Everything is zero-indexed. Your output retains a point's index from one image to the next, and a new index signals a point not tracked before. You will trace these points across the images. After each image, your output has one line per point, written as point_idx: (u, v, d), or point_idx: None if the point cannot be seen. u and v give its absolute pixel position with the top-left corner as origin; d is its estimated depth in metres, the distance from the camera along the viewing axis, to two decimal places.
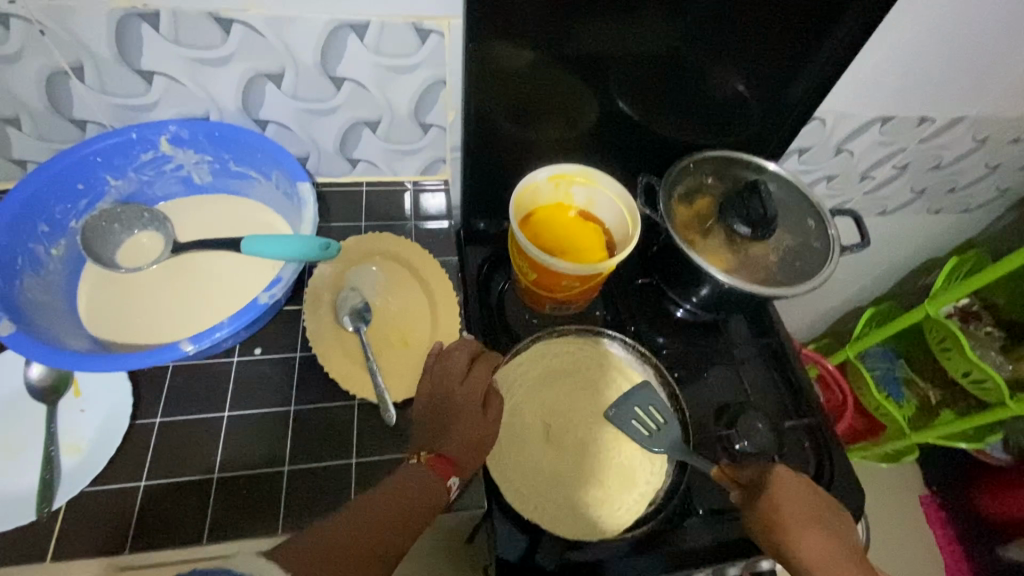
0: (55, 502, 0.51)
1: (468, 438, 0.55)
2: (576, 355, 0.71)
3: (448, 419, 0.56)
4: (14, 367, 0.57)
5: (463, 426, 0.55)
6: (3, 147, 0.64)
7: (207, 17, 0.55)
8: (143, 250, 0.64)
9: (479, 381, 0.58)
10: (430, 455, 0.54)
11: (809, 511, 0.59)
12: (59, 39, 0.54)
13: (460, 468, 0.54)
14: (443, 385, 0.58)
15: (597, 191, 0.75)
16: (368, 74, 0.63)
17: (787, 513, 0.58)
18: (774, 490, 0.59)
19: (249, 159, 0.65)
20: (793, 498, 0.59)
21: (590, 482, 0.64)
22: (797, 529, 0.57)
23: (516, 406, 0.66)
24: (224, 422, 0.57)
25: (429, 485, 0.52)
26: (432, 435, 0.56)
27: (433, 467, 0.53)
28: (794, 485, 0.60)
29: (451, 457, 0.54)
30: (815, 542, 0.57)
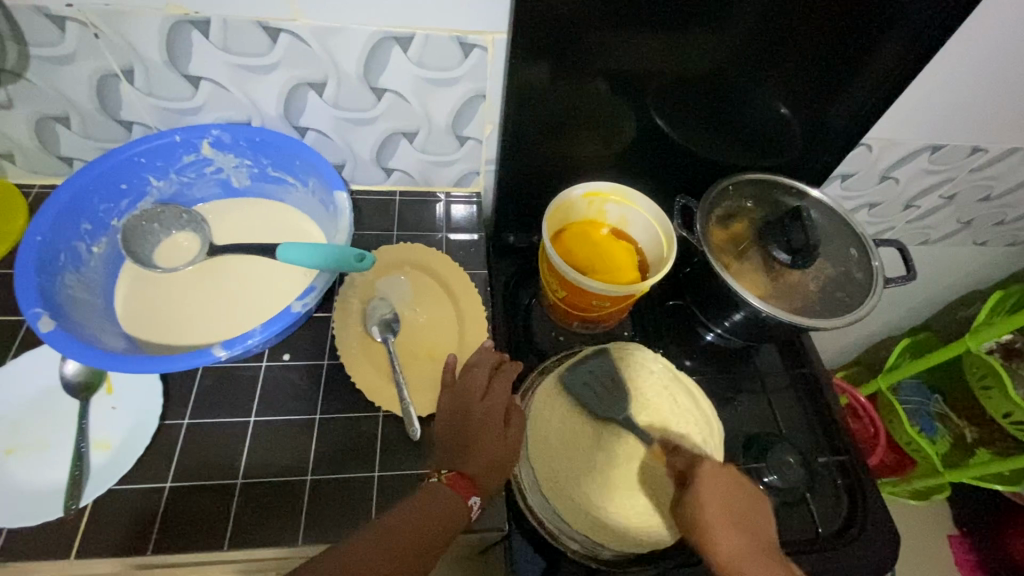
0: (83, 498, 0.51)
1: (491, 457, 0.54)
2: (626, 362, 0.69)
3: (474, 437, 0.55)
4: (51, 361, 0.58)
5: (490, 444, 0.55)
6: (52, 145, 0.66)
7: (255, 25, 0.55)
8: (181, 251, 0.65)
9: (502, 399, 0.58)
10: (450, 474, 0.53)
11: (730, 506, 0.55)
12: (111, 43, 0.55)
13: (482, 488, 0.53)
14: (467, 401, 0.57)
15: (631, 210, 0.73)
16: (408, 85, 0.63)
17: (701, 506, 0.54)
18: (699, 486, 0.56)
19: (287, 165, 0.66)
20: (715, 493, 0.55)
21: (640, 491, 0.61)
22: (716, 527, 0.53)
23: (561, 417, 0.65)
24: (249, 427, 0.57)
25: (451, 506, 0.50)
26: (455, 452, 0.54)
27: (453, 485, 0.52)
28: (720, 482, 0.56)
29: (474, 477, 0.53)
30: (732, 542, 0.52)
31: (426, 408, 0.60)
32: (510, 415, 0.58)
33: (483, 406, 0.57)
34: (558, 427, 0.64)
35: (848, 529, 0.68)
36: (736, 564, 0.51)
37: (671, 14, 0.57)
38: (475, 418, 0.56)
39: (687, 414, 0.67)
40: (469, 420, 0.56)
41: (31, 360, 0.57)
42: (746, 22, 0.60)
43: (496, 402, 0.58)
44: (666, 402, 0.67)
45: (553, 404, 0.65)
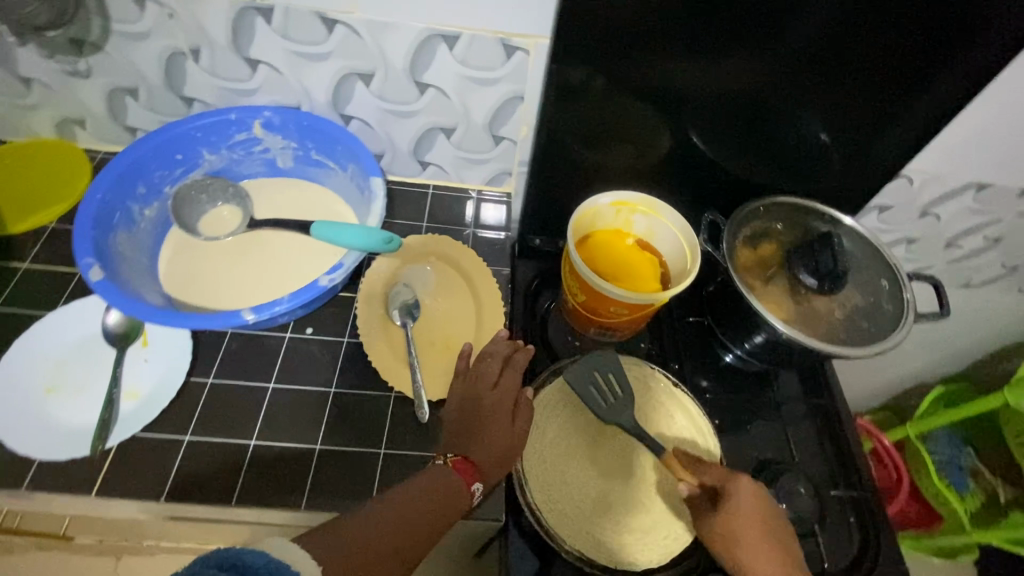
0: (109, 441, 0.54)
1: (496, 445, 0.55)
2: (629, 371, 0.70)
3: (483, 424, 0.56)
4: (97, 312, 0.62)
5: (497, 434, 0.55)
6: (119, 114, 0.71)
7: (315, 16, 0.59)
8: (223, 222, 0.69)
9: (509, 390, 0.58)
10: (455, 458, 0.54)
11: (764, 527, 0.57)
12: (183, 24, 0.60)
13: (486, 476, 0.54)
14: (476, 391, 0.58)
15: (658, 222, 0.74)
16: (451, 83, 0.65)
17: (739, 532, 0.56)
18: (738, 505, 0.57)
19: (329, 150, 0.69)
20: (753, 511, 0.57)
21: (634, 511, 0.61)
22: (757, 547, 0.55)
23: (604, 385, 0.65)
24: (268, 392, 0.60)
25: (454, 490, 0.51)
26: (462, 439, 0.56)
27: (457, 469, 0.53)
28: (754, 499, 0.58)
29: (478, 464, 0.53)
30: (769, 560, 0.55)
31: (439, 393, 0.61)
32: (519, 406, 0.59)
33: (493, 395, 0.58)
34: (599, 393, 0.64)
35: (856, 570, 0.66)
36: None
37: (716, 30, 0.58)
38: (485, 405, 0.57)
39: (682, 429, 0.67)
40: (478, 407, 0.57)
41: (77, 309, 0.61)
42: (792, 44, 0.60)
43: (505, 392, 0.58)
44: (668, 420, 0.67)
45: (597, 368, 0.66)
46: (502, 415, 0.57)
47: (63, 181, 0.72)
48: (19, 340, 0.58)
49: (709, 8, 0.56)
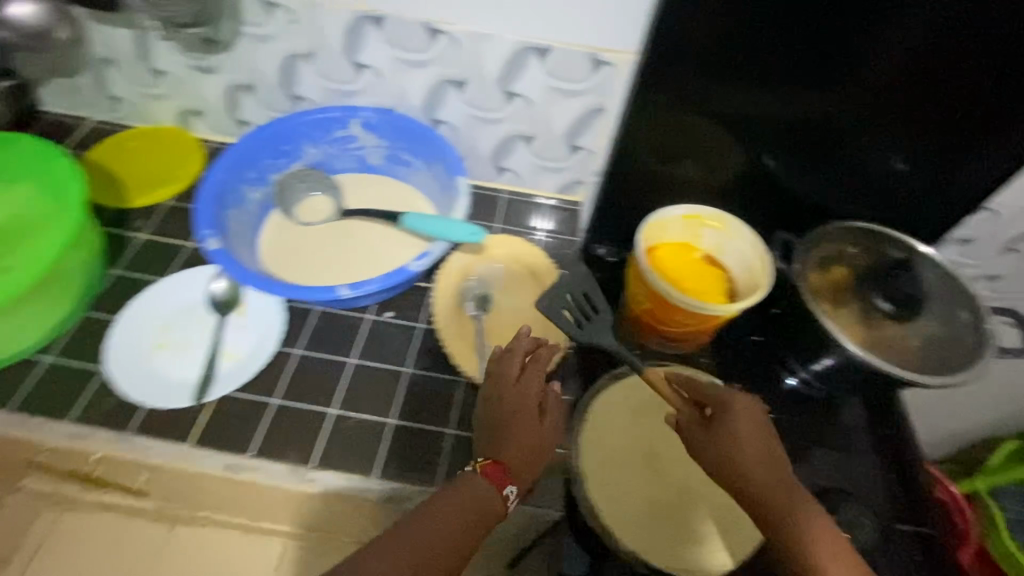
0: (208, 397, 0.60)
1: (526, 447, 0.55)
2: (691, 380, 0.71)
3: (510, 426, 0.57)
4: (200, 281, 0.67)
5: (525, 433, 0.56)
6: (233, 108, 0.79)
7: (422, 27, 0.64)
8: (316, 210, 0.75)
9: (533, 384, 0.59)
10: (486, 461, 0.54)
11: (763, 441, 0.56)
12: (305, 29, 0.67)
13: (519, 477, 0.54)
14: (500, 388, 0.58)
15: (728, 237, 0.75)
16: (538, 93, 0.69)
17: (737, 445, 0.55)
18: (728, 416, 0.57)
19: (419, 150, 0.75)
20: (746, 425, 0.56)
21: (692, 519, 0.60)
22: (749, 460, 0.54)
23: (577, 305, 0.65)
24: (348, 367, 0.64)
25: (486, 497, 0.52)
26: (493, 441, 0.56)
27: (488, 474, 0.53)
28: (751, 417, 0.57)
29: (508, 466, 0.54)
30: (763, 474, 0.54)
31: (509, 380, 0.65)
32: (544, 405, 0.59)
33: (514, 392, 0.58)
34: (571, 314, 0.65)
35: None
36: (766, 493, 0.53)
37: (804, 53, 0.61)
38: (511, 408, 0.58)
39: None
40: (503, 410, 0.58)
41: (183, 278, 0.67)
42: (880, 67, 0.62)
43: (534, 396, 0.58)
44: None
45: (569, 288, 0.66)
46: (529, 419, 0.57)
47: (176, 164, 0.80)
48: (133, 302, 0.65)
49: (795, 31, 0.59)
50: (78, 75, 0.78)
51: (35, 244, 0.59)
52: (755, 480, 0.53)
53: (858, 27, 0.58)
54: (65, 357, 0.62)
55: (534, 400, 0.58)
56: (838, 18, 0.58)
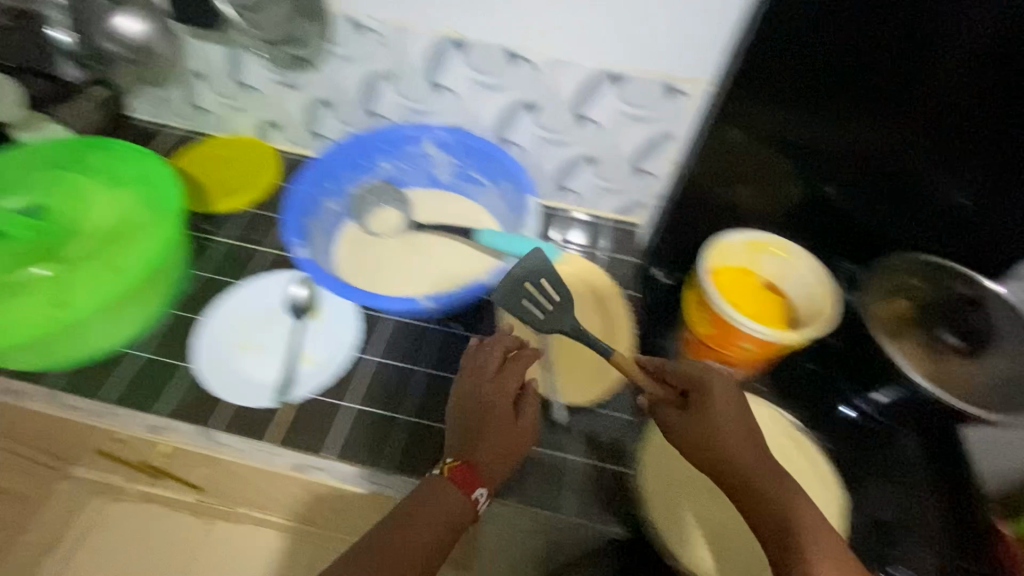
0: (293, 397, 0.63)
1: (500, 449, 0.55)
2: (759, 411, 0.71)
3: (480, 425, 0.56)
4: (279, 287, 0.70)
5: (499, 435, 0.55)
6: (312, 122, 0.83)
7: (504, 53, 0.67)
8: (387, 221, 0.79)
9: (508, 384, 0.58)
10: (454, 466, 0.54)
11: (744, 426, 0.55)
12: (391, 52, 0.70)
13: (486, 478, 0.55)
14: (477, 388, 0.58)
15: (788, 264, 0.76)
16: (609, 118, 0.71)
17: (720, 433, 0.54)
18: (709, 407, 0.55)
19: (489, 169, 0.78)
20: (728, 416, 0.54)
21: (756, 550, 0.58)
22: (735, 451, 0.53)
23: (540, 299, 0.61)
24: (416, 375, 0.66)
25: (455, 500, 0.53)
26: (466, 443, 0.55)
27: (457, 479, 0.53)
28: (730, 407, 0.55)
29: (478, 468, 0.54)
30: (749, 463, 0.53)
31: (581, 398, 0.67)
32: (520, 404, 0.58)
33: (491, 387, 0.57)
34: (534, 308, 0.61)
35: None
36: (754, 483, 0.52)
37: (874, 81, 0.61)
38: (482, 405, 0.57)
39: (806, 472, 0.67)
40: (472, 407, 0.57)
41: (261, 284, 0.70)
42: (952, 103, 0.61)
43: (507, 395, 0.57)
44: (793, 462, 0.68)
45: (529, 279, 0.62)
46: (503, 422, 0.56)
47: (255, 172, 0.84)
48: (218, 304, 0.68)
49: (868, 62, 0.59)
50: (169, 87, 0.83)
51: (134, 244, 0.62)
52: (742, 469, 0.53)
53: (931, 60, 0.58)
54: (155, 354, 0.65)
55: (509, 400, 0.57)
56: (912, 51, 0.58)
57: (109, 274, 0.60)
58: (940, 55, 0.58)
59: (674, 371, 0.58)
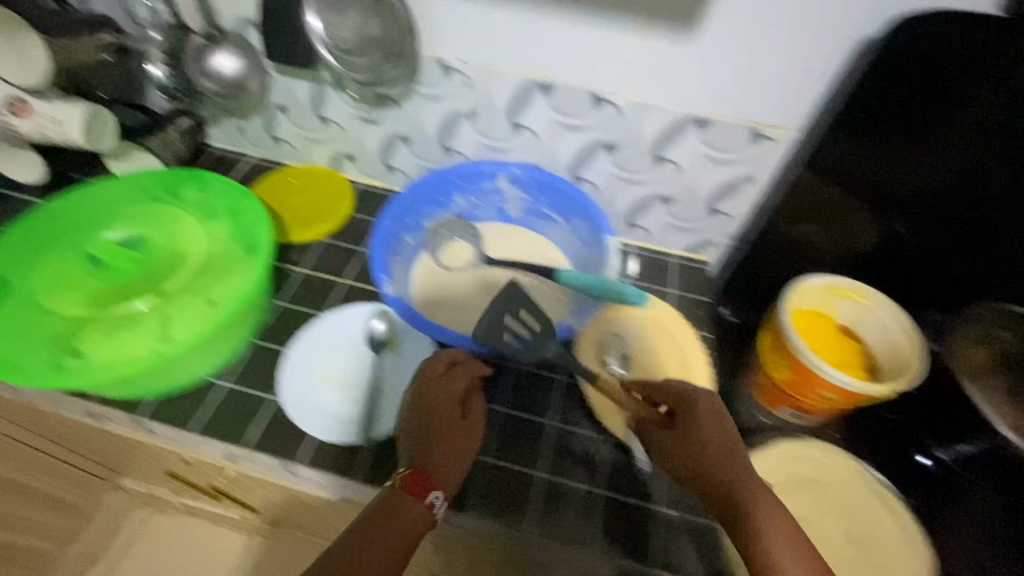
0: (373, 434, 0.63)
1: (450, 452, 0.56)
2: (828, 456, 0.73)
3: (432, 431, 0.57)
4: (359, 320, 0.72)
5: (448, 437, 0.57)
6: (388, 155, 0.84)
7: (590, 95, 0.68)
8: (460, 257, 0.80)
9: (456, 390, 0.60)
10: (407, 473, 0.54)
11: (727, 440, 0.56)
12: (475, 92, 0.71)
13: (439, 482, 0.54)
14: (426, 398, 0.59)
15: (867, 311, 0.74)
16: (689, 160, 0.71)
17: (702, 447, 0.55)
18: (686, 418, 0.57)
19: (562, 206, 0.79)
20: (704, 427, 0.56)
21: None
22: (713, 460, 0.54)
23: (517, 325, 0.67)
24: (497, 416, 0.69)
25: (408, 507, 0.52)
26: (418, 449, 0.56)
27: (409, 486, 0.53)
28: (707, 417, 0.57)
29: (429, 472, 0.54)
30: (725, 473, 0.54)
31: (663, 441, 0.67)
32: (466, 405, 0.61)
33: (435, 393, 0.59)
34: (513, 334, 0.67)
35: None
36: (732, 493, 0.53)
37: (909, 122, 0.60)
38: (428, 411, 0.58)
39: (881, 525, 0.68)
40: (423, 414, 0.58)
41: (343, 316, 0.72)
42: (979, 143, 0.58)
43: (457, 397, 0.59)
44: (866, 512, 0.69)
45: (507, 310, 0.68)
46: (451, 420, 0.58)
47: (330, 203, 0.86)
48: (302, 337, 0.70)
49: (956, 93, 0.56)
50: (250, 118, 0.86)
51: (232, 276, 0.62)
52: (723, 480, 0.54)
53: (951, 100, 0.57)
54: (239, 384, 0.67)
55: (454, 405, 0.59)
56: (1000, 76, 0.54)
57: (209, 307, 0.60)
58: (981, 93, 0.55)
59: (661, 388, 0.61)
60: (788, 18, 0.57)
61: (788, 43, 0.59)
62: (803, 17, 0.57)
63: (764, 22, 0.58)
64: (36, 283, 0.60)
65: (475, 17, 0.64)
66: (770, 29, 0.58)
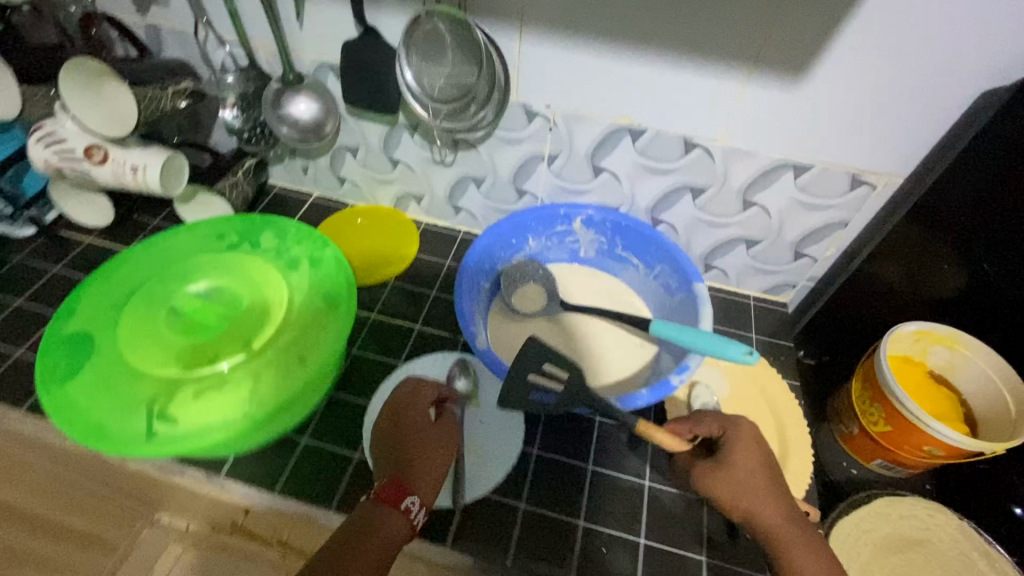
0: (467, 497, 0.61)
1: (427, 461, 0.56)
2: (937, 519, 0.68)
3: (403, 442, 0.57)
4: (440, 372, 0.69)
5: (419, 447, 0.56)
6: (457, 196, 0.83)
7: (680, 140, 0.66)
8: (533, 299, 0.77)
9: (425, 401, 0.60)
10: (381, 485, 0.54)
11: (768, 476, 0.56)
12: (557, 136, 0.70)
13: (414, 490, 0.54)
14: (398, 413, 0.59)
15: (963, 359, 0.69)
16: (779, 204, 0.69)
17: (745, 485, 0.55)
18: (730, 450, 0.57)
19: (639, 250, 0.76)
20: (747, 458, 0.57)
21: None
22: (756, 498, 0.55)
23: (546, 381, 0.60)
24: (587, 474, 0.65)
25: (385, 518, 0.51)
26: (391, 463, 0.56)
27: (383, 496, 0.53)
28: (748, 449, 0.57)
29: (403, 481, 0.54)
30: (770, 512, 0.54)
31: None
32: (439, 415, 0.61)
33: (402, 405, 0.60)
34: (546, 391, 0.60)
35: None
36: (777, 532, 0.53)
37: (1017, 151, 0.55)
38: (398, 427, 0.58)
39: None
40: (395, 428, 0.58)
41: (422, 367, 0.70)
42: None
43: (427, 408, 0.60)
44: None
45: (529, 369, 0.60)
46: (427, 430, 0.58)
47: (398, 244, 0.85)
48: (382, 389, 0.68)
49: None
50: (316, 158, 0.85)
51: (320, 331, 0.60)
52: (768, 519, 0.54)
53: None
54: (317, 439, 0.65)
55: (427, 416, 0.59)
56: None
57: (300, 365, 0.57)
58: None
59: (703, 423, 0.61)
60: (906, 67, 0.55)
61: (902, 91, 0.57)
62: (923, 67, 0.54)
63: (879, 70, 0.56)
64: (119, 347, 0.57)
65: (568, 63, 0.62)
66: (885, 77, 0.56)
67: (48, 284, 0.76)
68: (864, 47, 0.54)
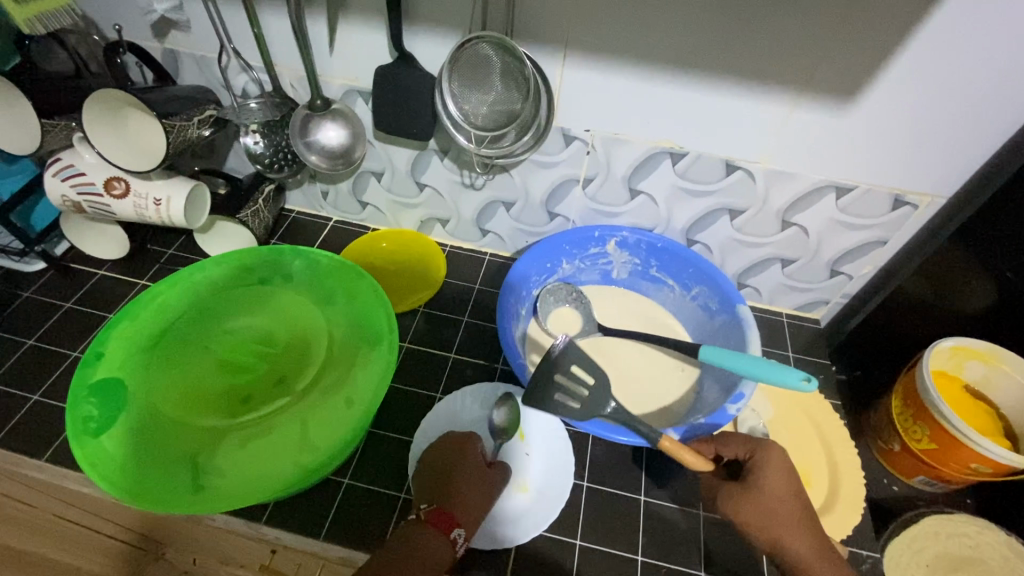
0: (519, 537, 0.59)
1: (474, 492, 0.56)
2: (984, 536, 0.68)
3: (451, 471, 0.58)
4: (479, 403, 0.67)
5: (466, 478, 0.56)
6: (484, 219, 0.81)
7: (721, 163, 0.65)
8: (568, 322, 0.76)
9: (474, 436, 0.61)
10: (430, 509, 0.54)
11: (799, 504, 0.53)
12: (594, 159, 0.68)
13: (462, 520, 0.54)
14: (450, 445, 0.60)
15: (1001, 374, 0.68)
16: (819, 224, 0.69)
17: (775, 511, 0.52)
18: (762, 474, 0.54)
19: (673, 271, 0.75)
20: (778, 483, 0.53)
21: None
22: (788, 528, 0.52)
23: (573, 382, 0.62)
24: (641, 505, 0.63)
25: (433, 543, 0.51)
26: (438, 491, 0.56)
27: (432, 521, 0.52)
28: (779, 474, 0.54)
29: (453, 509, 0.54)
30: (799, 542, 0.51)
31: (840, 533, 0.62)
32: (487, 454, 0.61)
33: (452, 438, 0.61)
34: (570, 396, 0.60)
35: None
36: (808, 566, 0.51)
37: None
38: (448, 459, 0.59)
39: None
40: (445, 458, 0.59)
41: (463, 399, 0.68)
42: None
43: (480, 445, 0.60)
44: None
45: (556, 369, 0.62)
46: (473, 461, 0.58)
47: (425, 269, 0.83)
48: (422, 425, 0.65)
49: None
50: (338, 182, 0.82)
51: (363, 370, 0.57)
52: (798, 552, 0.51)
53: None
54: (359, 479, 0.62)
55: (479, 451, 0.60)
56: None
57: (346, 408, 0.55)
58: None
59: (729, 443, 0.58)
60: (956, 93, 0.55)
61: (952, 116, 0.57)
62: (977, 91, 0.54)
63: (929, 95, 0.56)
64: (154, 395, 0.55)
65: (611, 90, 0.61)
66: (935, 102, 0.56)
67: (60, 322, 0.72)
68: (915, 74, 0.54)
